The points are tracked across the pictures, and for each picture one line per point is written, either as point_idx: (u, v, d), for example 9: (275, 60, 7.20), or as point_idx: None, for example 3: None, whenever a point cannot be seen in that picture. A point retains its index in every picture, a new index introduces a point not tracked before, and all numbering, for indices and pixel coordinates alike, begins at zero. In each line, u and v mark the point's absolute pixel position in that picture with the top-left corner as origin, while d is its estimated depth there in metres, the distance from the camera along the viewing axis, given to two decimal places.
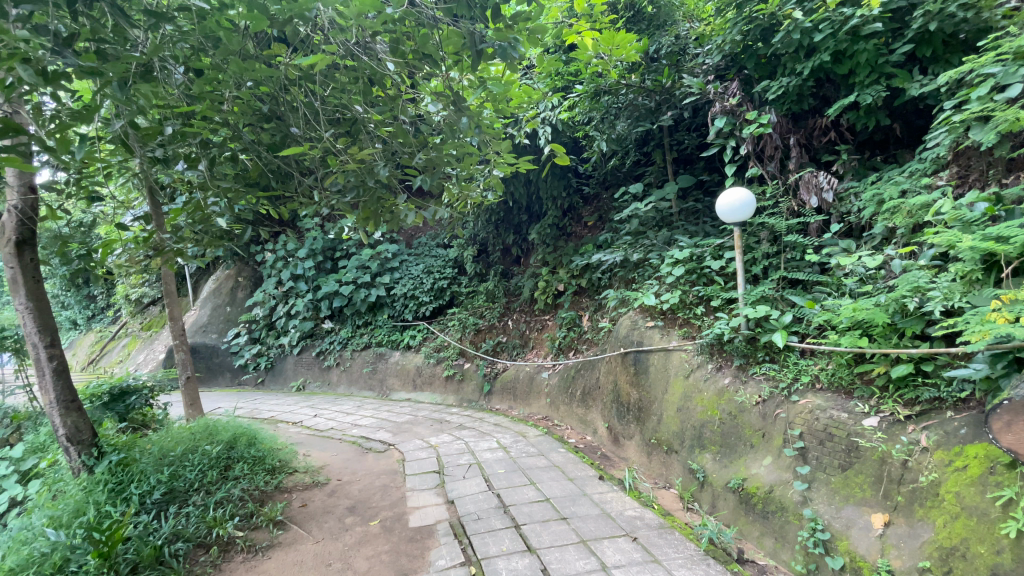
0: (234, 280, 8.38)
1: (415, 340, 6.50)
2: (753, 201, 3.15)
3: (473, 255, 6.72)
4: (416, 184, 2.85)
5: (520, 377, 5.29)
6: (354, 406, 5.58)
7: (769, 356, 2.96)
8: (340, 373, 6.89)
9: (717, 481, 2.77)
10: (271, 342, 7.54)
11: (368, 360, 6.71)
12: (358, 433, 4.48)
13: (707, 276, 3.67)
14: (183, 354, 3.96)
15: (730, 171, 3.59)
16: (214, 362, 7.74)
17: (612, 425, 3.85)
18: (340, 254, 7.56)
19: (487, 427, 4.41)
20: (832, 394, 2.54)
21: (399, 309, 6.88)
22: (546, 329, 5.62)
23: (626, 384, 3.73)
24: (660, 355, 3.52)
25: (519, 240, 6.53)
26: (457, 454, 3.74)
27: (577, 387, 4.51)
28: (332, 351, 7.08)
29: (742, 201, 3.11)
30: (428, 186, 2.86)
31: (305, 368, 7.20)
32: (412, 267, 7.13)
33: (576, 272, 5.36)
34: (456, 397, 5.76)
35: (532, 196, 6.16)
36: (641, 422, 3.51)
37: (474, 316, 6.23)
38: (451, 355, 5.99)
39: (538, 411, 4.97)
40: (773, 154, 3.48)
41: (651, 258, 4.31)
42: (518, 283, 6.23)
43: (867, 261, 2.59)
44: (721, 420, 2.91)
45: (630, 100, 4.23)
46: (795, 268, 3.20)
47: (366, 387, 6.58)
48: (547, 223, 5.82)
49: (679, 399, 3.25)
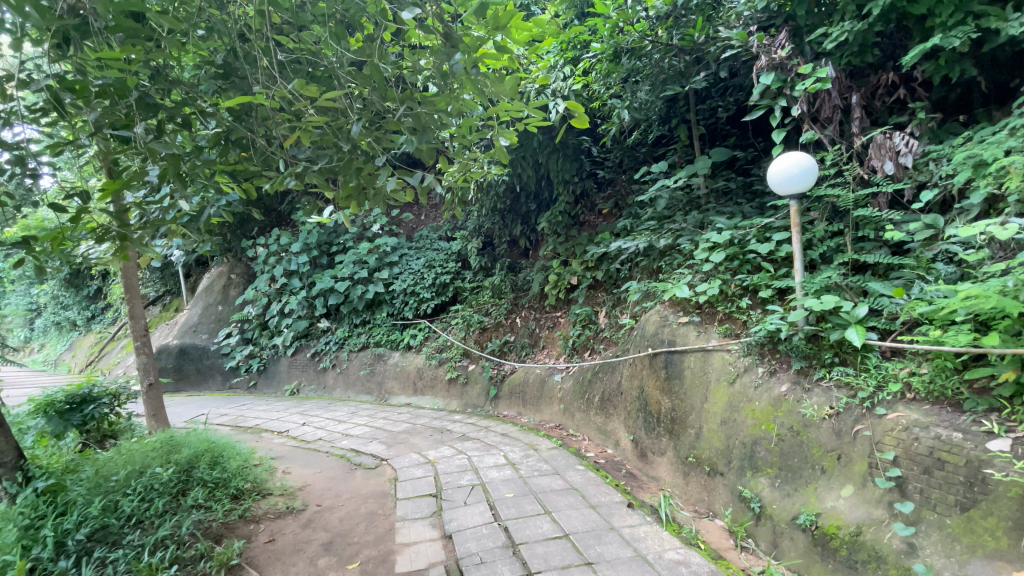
0: (226, 277, 7.87)
1: (416, 339, 5.98)
2: (813, 165, 2.57)
3: (479, 247, 6.19)
4: (401, 146, 2.38)
5: (530, 380, 4.75)
6: (348, 413, 5.07)
7: (839, 357, 2.42)
8: (336, 376, 6.38)
9: (779, 515, 2.24)
10: (263, 343, 7.04)
11: (366, 362, 6.20)
12: (347, 445, 3.96)
13: (751, 263, 3.12)
14: (143, 358, 3.45)
15: (779, 139, 3.04)
16: (205, 365, 7.25)
17: (638, 438, 3.31)
18: (336, 248, 7.06)
19: (493, 439, 3.88)
20: (933, 407, 2.01)
21: (399, 306, 6.36)
22: (559, 327, 5.08)
23: (654, 392, 3.17)
24: (697, 357, 2.96)
25: (528, 231, 5.98)
26: (458, 473, 3.20)
27: (595, 392, 3.96)
28: (328, 352, 6.55)
29: (797, 171, 2.56)
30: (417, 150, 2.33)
31: (299, 371, 6.70)
32: (412, 262, 6.61)
33: (591, 263, 4.80)
34: (460, 401, 5.25)
35: (542, 182, 5.63)
36: (674, 437, 2.97)
37: (480, 313, 5.69)
38: (455, 356, 5.47)
39: (549, 419, 4.43)
40: (832, 116, 2.92)
41: (680, 244, 3.74)
42: (527, 277, 5.69)
43: (995, 231, 1.92)
44: (779, 437, 2.39)
45: (656, 62, 3.68)
46: (863, 251, 2.65)
47: (364, 391, 6.08)
48: (559, 211, 5.27)
49: (724, 409, 2.71)
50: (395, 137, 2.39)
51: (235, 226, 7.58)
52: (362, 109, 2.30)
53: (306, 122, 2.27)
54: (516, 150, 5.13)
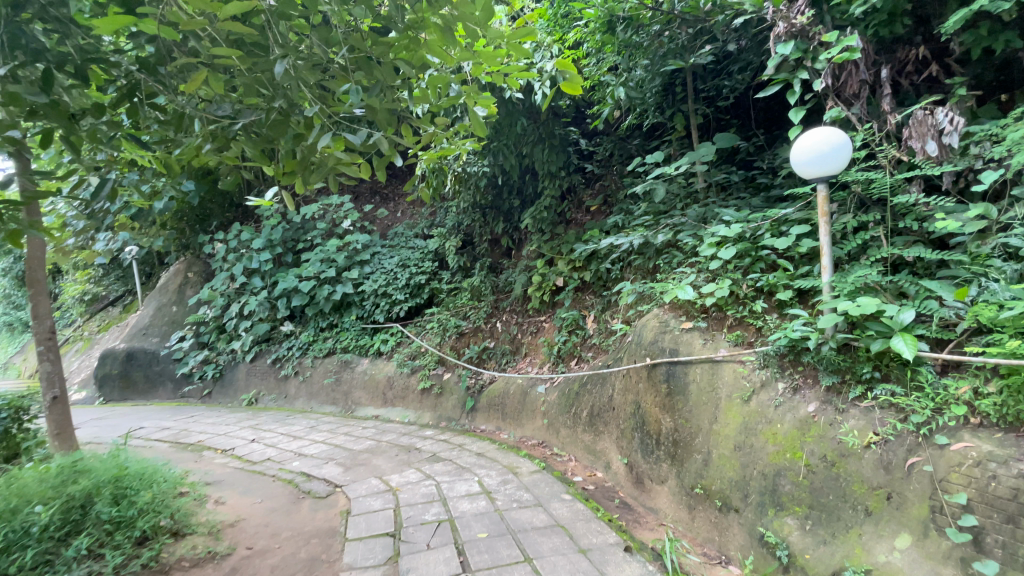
0: (183, 275, 7.23)
1: (386, 345, 5.47)
2: (842, 142, 2.16)
3: (457, 246, 5.72)
4: (340, 91, 1.90)
5: (510, 392, 4.28)
6: (306, 427, 4.53)
7: (880, 372, 2.02)
8: (298, 385, 5.81)
9: (814, 569, 1.83)
10: (220, 347, 6.44)
11: (331, 369, 5.65)
12: (298, 467, 3.44)
13: (766, 261, 2.72)
14: (48, 366, 2.93)
15: (799, 117, 2.65)
16: (155, 371, 6.59)
17: (633, 461, 2.87)
18: (302, 246, 6.52)
19: (467, 460, 3.40)
20: (1010, 437, 1.61)
21: (369, 309, 5.84)
22: (543, 332, 4.63)
23: (652, 409, 2.73)
24: (703, 369, 2.53)
25: (510, 229, 5.52)
26: (423, 505, 2.71)
27: (583, 406, 3.51)
28: (291, 359, 5.97)
29: (805, 158, 2.21)
30: (366, 103, 1.84)
31: (258, 379, 6.12)
32: (385, 261, 6.10)
33: (579, 263, 4.37)
34: (433, 414, 4.75)
35: (526, 177, 5.20)
36: (676, 462, 2.53)
37: (457, 317, 5.22)
38: (429, 364, 4.97)
39: (531, 435, 3.96)
40: (859, 92, 2.54)
41: (680, 240, 3.32)
42: (509, 278, 5.24)
43: None
44: (809, 470, 1.98)
45: (654, 35, 3.34)
46: (902, 245, 2.28)
47: (328, 402, 5.53)
48: (544, 206, 4.84)
49: (737, 432, 2.28)
50: (335, 88, 1.93)
51: (193, 219, 7.15)
52: (289, 45, 1.79)
53: (218, 63, 1.77)
54: (497, 138, 4.67)
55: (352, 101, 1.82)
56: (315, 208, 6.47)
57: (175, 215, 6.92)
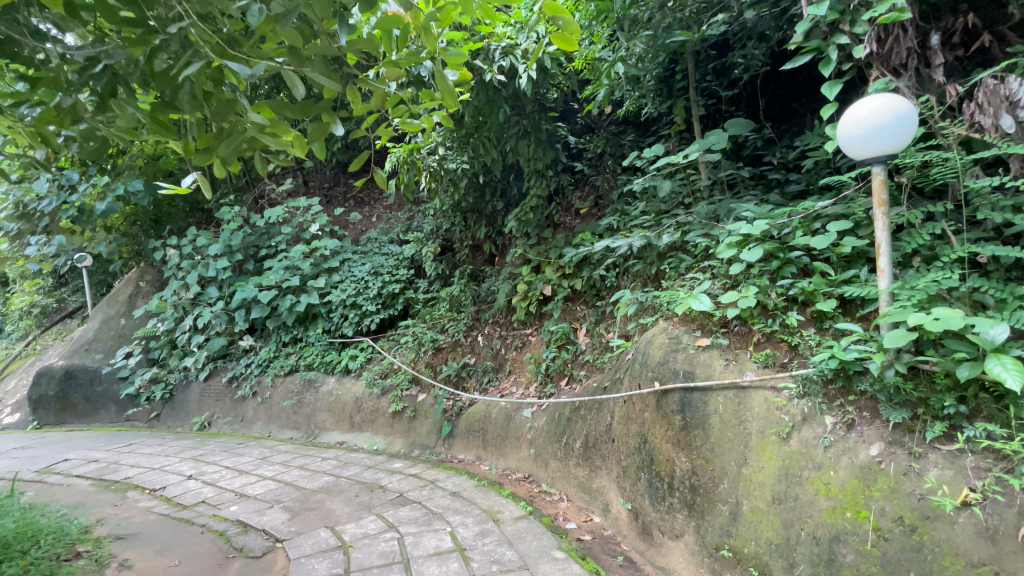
0: (133, 285, 6.58)
1: (355, 362, 4.91)
2: (894, 118, 1.71)
3: (435, 252, 5.21)
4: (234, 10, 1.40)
5: (491, 417, 3.76)
6: (257, 458, 3.95)
7: (966, 407, 1.57)
8: (256, 408, 5.23)
9: None
10: (172, 365, 5.83)
11: (293, 390, 5.07)
12: (235, 514, 2.87)
13: (799, 265, 2.24)
14: None
15: (833, 93, 2.22)
16: (97, 392, 5.94)
17: (637, 507, 2.37)
18: (265, 252, 5.96)
19: (439, 503, 2.87)
20: None
21: (337, 322, 5.27)
22: (529, 347, 4.13)
23: (662, 446, 2.22)
24: (727, 397, 2.05)
25: (493, 234, 5.02)
26: (379, 569, 2.17)
27: (575, 435, 3.00)
28: (249, 377, 5.38)
29: (861, 134, 1.75)
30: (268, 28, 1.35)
31: (213, 400, 5.52)
32: (356, 268, 5.55)
33: (569, 270, 3.89)
34: (405, 440, 4.21)
35: (510, 176, 4.73)
36: (695, 514, 2.03)
37: (435, 330, 4.69)
38: (401, 384, 4.43)
39: (515, 467, 3.44)
40: (907, 62, 2.13)
41: (688, 241, 2.86)
42: (491, 287, 4.74)
43: None
44: (882, 538, 1.50)
45: (656, 6, 3.09)
46: (978, 243, 1.85)
47: (289, 426, 4.95)
48: (530, 207, 4.35)
49: (777, 480, 1.80)
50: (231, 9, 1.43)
51: (147, 223, 6.73)
52: None
53: None
54: (476, 130, 4.09)
55: (251, 24, 1.31)
56: (279, 212, 5.93)
57: (125, 219, 6.47)
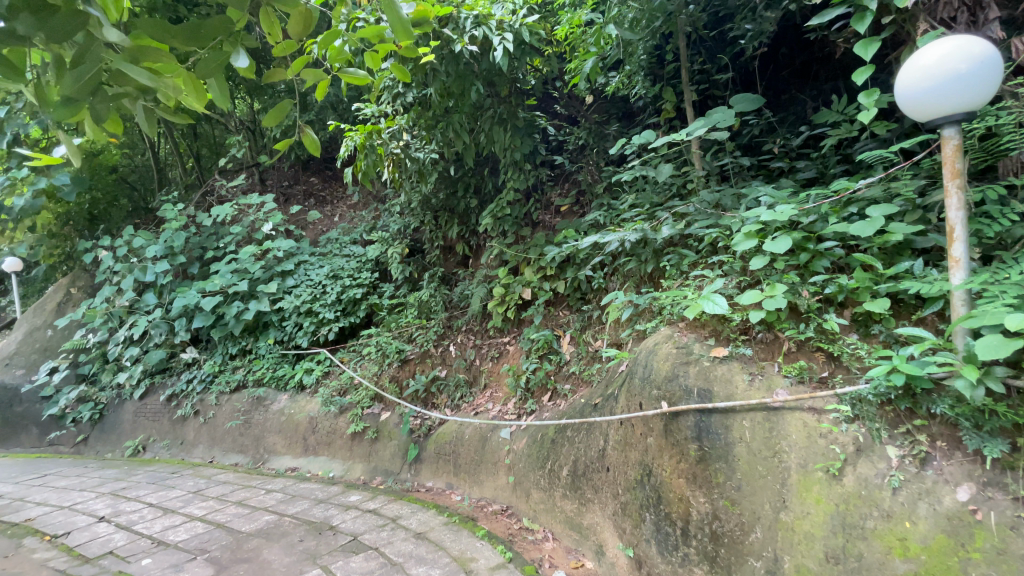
0: (63, 291, 5.87)
1: (310, 376, 4.38)
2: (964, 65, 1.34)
3: (402, 253, 4.71)
4: None
5: (463, 439, 3.29)
6: (189, 492, 3.39)
7: None
8: (198, 429, 4.64)
9: None
10: (104, 382, 5.18)
11: (241, 409, 4.50)
12: (146, 570, 2.32)
13: (835, 258, 1.85)
14: None
15: (870, 53, 1.86)
16: (16, 413, 5.24)
17: (640, 554, 1.94)
18: (212, 255, 5.38)
19: (400, 549, 2.39)
20: None
21: (290, 331, 4.73)
22: (507, 358, 3.67)
23: (672, 482, 1.79)
24: (756, 422, 1.64)
25: (467, 233, 4.55)
26: None
27: (562, 462, 2.56)
28: (190, 396, 4.78)
29: (922, 89, 1.40)
30: None
31: (149, 421, 4.90)
32: (314, 271, 5.02)
33: (550, 271, 3.47)
34: (365, 466, 3.70)
35: (484, 170, 4.30)
36: (719, 571, 1.61)
37: (401, 340, 4.19)
38: (362, 402, 3.93)
39: (491, 497, 2.98)
40: (958, 15, 1.78)
41: (691, 233, 2.46)
42: (464, 291, 4.28)
43: None
44: None
45: None
46: None
47: (235, 450, 4.39)
48: (506, 203, 3.92)
49: (830, 531, 1.42)
50: None
51: (80, 222, 6.13)
52: None
53: None
54: (446, 114, 3.65)
55: None
56: (228, 210, 5.35)
57: (56, 219, 5.88)
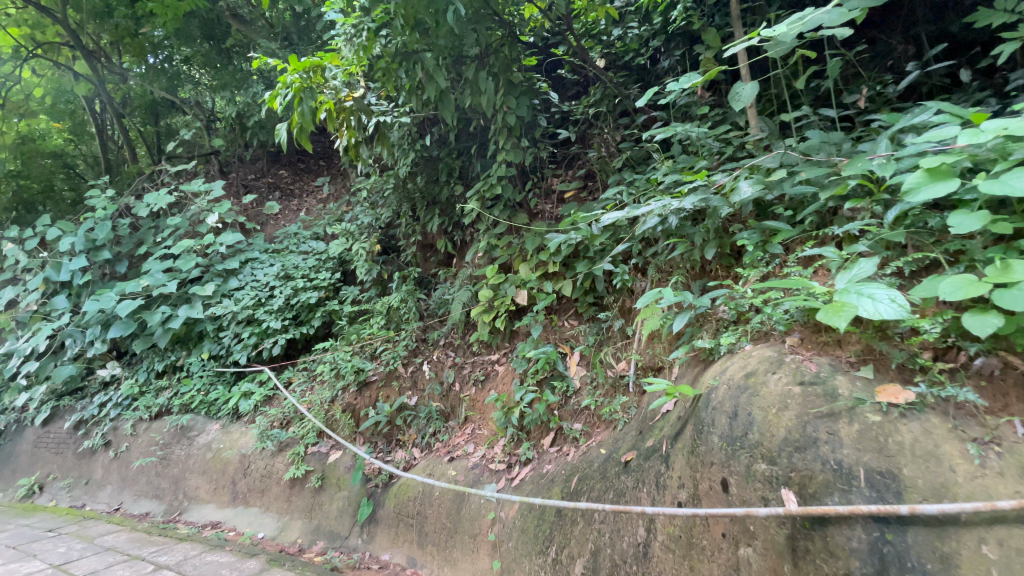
0: None
1: (247, 402, 3.44)
2: None
3: (370, 249, 3.81)
4: None
5: (430, 499, 2.35)
6: (49, 567, 2.45)
7: None
8: (107, 466, 3.69)
9: None
10: (5, 403, 4.24)
11: (158, 441, 3.54)
12: None
13: None
14: None
15: None
16: None
17: None
18: (144, 250, 4.46)
19: None
20: None
21: (227, 344, 3.79)
22: (494, 382, 2.76)
23: None
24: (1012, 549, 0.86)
25: (450, 226, 3.62)
26: None
27: (574, 552, 1.65)
28: (101, 423, 3.83)
29: None
30: None
31: (51, 454, 3.96)
32: (263, 271, 4.11)
33: (554, 268, 2.55)
34: (305, 526, 2.77)
35: (471, 147, 3.44)
36: None
37: (361, 357, 3.26)
38: (305, 437, 2.99)
39: None
40: None
41: (779, 200, 1.60)
42: (443, 295, 3.37)
43: None
44: None
45: None
46: None
47: (147, 495, 3.45)
48: (496, 181, 2.99)
49: None
50: None
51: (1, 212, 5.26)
52: None
53: None
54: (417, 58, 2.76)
55: None
56: (165, 197, 4.44)
57: None
